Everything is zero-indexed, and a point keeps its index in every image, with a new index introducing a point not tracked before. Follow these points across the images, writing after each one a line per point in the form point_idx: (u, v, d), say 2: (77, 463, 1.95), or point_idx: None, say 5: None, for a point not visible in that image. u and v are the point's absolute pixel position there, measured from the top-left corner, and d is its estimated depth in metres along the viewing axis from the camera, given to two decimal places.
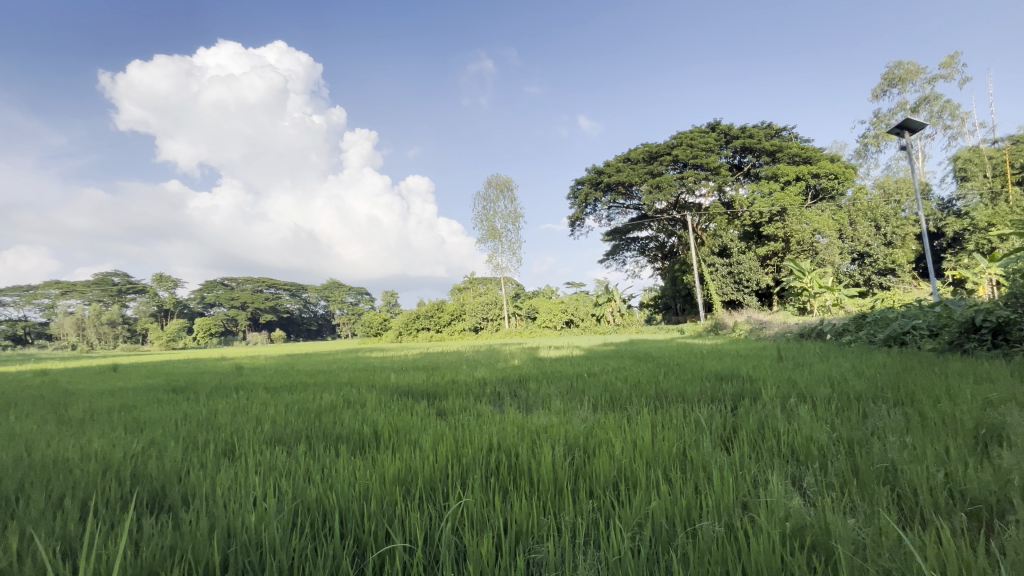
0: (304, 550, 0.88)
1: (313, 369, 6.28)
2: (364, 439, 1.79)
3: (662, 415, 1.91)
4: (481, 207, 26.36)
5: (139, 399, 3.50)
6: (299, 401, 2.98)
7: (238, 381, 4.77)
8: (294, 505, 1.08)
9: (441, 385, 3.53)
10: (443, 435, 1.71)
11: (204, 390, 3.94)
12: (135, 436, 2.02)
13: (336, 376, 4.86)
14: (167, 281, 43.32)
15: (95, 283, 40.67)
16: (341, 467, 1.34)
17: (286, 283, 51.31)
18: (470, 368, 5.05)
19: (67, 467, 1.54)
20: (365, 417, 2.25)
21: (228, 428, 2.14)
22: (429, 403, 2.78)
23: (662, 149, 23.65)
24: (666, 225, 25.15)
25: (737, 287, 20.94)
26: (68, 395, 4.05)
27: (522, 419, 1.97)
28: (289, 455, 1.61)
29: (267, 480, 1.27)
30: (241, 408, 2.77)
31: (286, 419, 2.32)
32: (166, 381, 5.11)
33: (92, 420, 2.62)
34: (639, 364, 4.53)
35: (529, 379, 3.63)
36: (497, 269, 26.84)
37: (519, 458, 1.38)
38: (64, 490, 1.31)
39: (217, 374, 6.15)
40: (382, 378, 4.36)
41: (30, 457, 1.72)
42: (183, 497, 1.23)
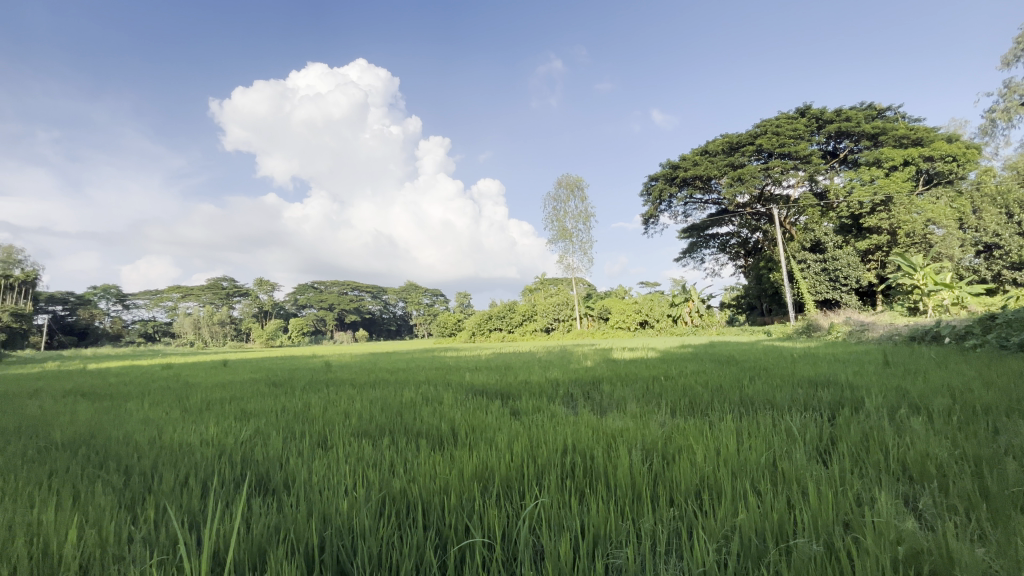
0: (391, 538, 0.93)
1: (395, 367, 6.62)
2: (444, 436, 1.86)
3: (747, 422, 1.79)
4: (552, 208, 26.34)
5: (246, 391, 3.94)
6: (382, 396, 3.18)
7: (329, 377, 5.18)
8: (380, 495, 1.15)
9: (514, 385, 3.58)
10: (518, 435, 1.73)
11: (299, 384, 4.33)
12: (243, 424, 2.26)
13: (415, 373, 5.12)
14: (267, 285, 47.81)
15: (208, 288, 45.77)
16: (426, 461, 1.40)
17: (368, 286, 54.51)
18: (543, 369, 5.03)
19: (191, 449, 1.76)
20: (443, 414, 2.33)
21: (320, 420, 2.31)
22: (504, 402, 2.82)
23: (744, 139, 22.27)
24: (750, 219, 23.54)
25: (833, 285, 19.15)
26: (190, 386, 4.62)
27: (596, 421, 1.94)
28: (375, 447, 1.71)
29: (357, 470, 1.36)
30: (333, 402, 3.02)
31: (371, 413, 2.47)
32: (268, 375, 5.64)
33: (208, 408, 2.99)
34: (722, 368, 4.27)
35: (603, 381, 3.57)
36: (568, 269, 26.60)
37: (596, 460, 1.35)
38: (189, 470, 1.49)
39: (310, 369, 6.68)
40: (458, 377, 4.50)
41: (160, 440, 1.98)
42: (284, 483, 1.35)
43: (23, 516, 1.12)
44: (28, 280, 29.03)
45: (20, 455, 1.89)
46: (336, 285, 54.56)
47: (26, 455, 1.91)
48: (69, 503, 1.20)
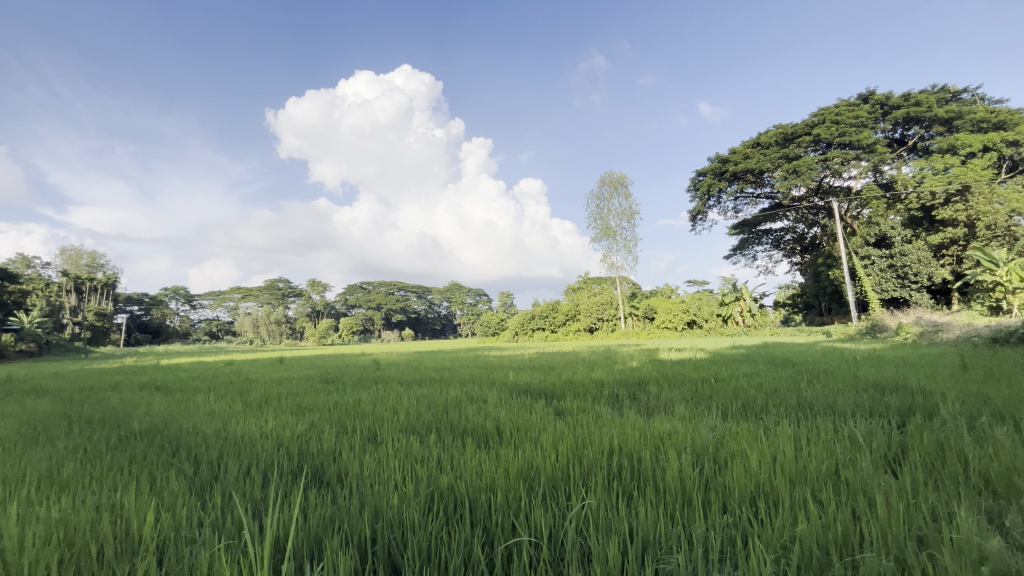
0: (440, 533, 0.95)
1: (440, 365, 6.72)
2: (489, 434, 1.88)
3: (805, 428, 1.70)
4: (595, 206, 26.02)
5: (301, 387, 4.14)
6: (429, 394, 3.26)
7: (377, 374, 5.35)
8: (428, 490, 1.17)
9: (559, 385, 3.55)
10: (563, 435, 1.72)
11: (350, 382, 4.50)
12: (299, 418, 2.37)
13: (461, 372, 5.19)
14: (319, 285, 49.92)
15: (265, 288, 48.34)
16: (474, 458, 1.43)
17: (414, 286, 55.81)
18: (587, 369, 4.96)
19: (252, 441, 1.87)
20: (488, 413, 2.36)
21: (369, 416, 2.40)
22: (547, 402, 2.81)
23: (800, 129, 21.15)
24: (807, 214, 22.32)
25: (901, 282, 17.84)
26: (249, 382, 4.89)
27: (643, 423, 1.91)
28: (423, 443, 1.75)
29: (406, 466, 1.39)
30: (382, 399, 3.12)
31: (418, 410, 2.53)
32: (320, 373, 5.88)
33: (268, 402, 3.17)
34: (777, 370, 4.06)
35: (649, 382, 3.48)
36: (612, 268, 26.17)
37: (644, 462, 1.33)
38: (251, 460, 1.58)
39: (360, 367, 6.90)
40: (502, 376, 4.53)
41: (227, 431, 2.12)
42: (337, 476, 1.41)
43: (107, 499, 1.22)
44: (109, 283, 31.69)
45: (106, 442, 2.07)
46: (383, 285, 56.21)
47: (109, 442, 2.08)
48: (148, 488, 1.31)
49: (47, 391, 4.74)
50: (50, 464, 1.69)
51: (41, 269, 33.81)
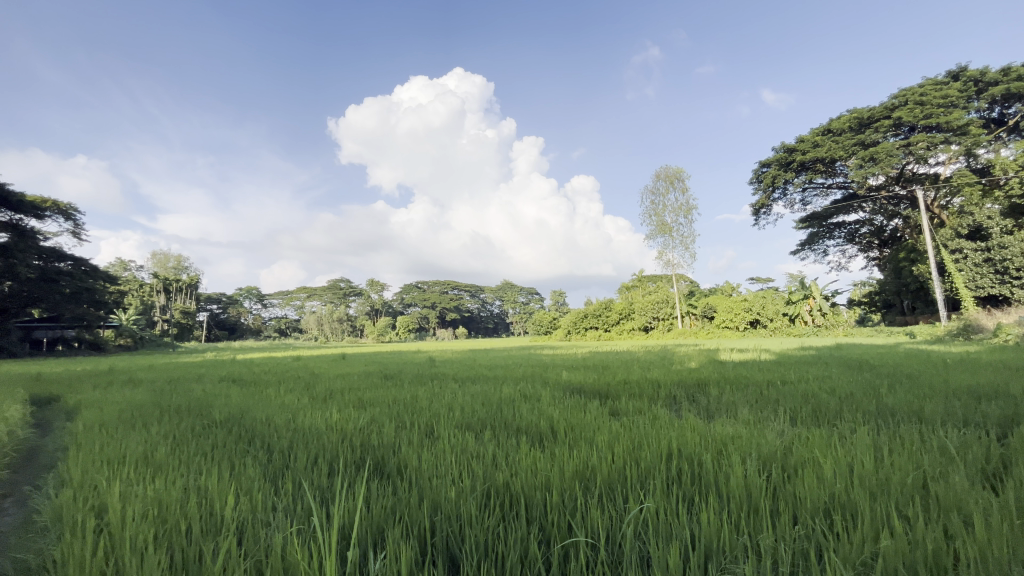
0: (497, 530, 0.95)
1: (495, 363, 6.79)
2: (543, 433, 1.88)
3: (886, 436, 1.57)
4: (650, 201, 25.31)
5: (363, 382, 4.35)
6: (484, 392, 3.31)
7: (433, 371, 5.50)
8: (484, 486, 1.19)
9: (615, 385, 3.49)
10: (619, 436, 1.69)
11: (407, 378, 4.66)
12: (361, 412, 2.48)
13: (514, 371, 5.23)
14: (377, 285, 51.87)
15: (328, 288, 50.86)
16: (528, 455, 1.43)
17: (468, 285, 56.76)
18: (644, 369, 4.83)
19: (318, 432, 1.98)
20: (541, 412, 2.35)
21: (425, 412, 2.46)
22: (602, 402, 2.77)
23: (878, 113, 19.51)
24: (886, 204, 20.56)
25: (999, 279, 15.87)
26: (315, 377, 5.19)
27: (704, 426, 1.84)
28: (478, 440, 1.78)
29: (463, 461, 1.42)
30: (438, 395, 3.20)
31: (474, 407, 2.58)
32: (379, 369, 6.10)
33: (331, 396, 3.35)
34: (856, 373, 3.77)
35: (710, 384, 3.34)
36: (668, 266, 25.32)
37: (705, 467, 1.27)
38: (318, 451, 1.67)
39: (417, 364, 7.10)
40: (556, 375, 4.52)
41: (296, 422, 2.26)
42: (398, 468, 1.46)
43: (193, 482, 1.34)
44: (193, 283, 34.55)
45: (193, 429, 2.27)
46: (438, 285, 57.59)
47: (194, 430, 2.28)
48: (228, 473, 1.42)
49: (143, 383, 5.24)
50: (146, 448, 1.88)
51: (136, 271, 37.41)
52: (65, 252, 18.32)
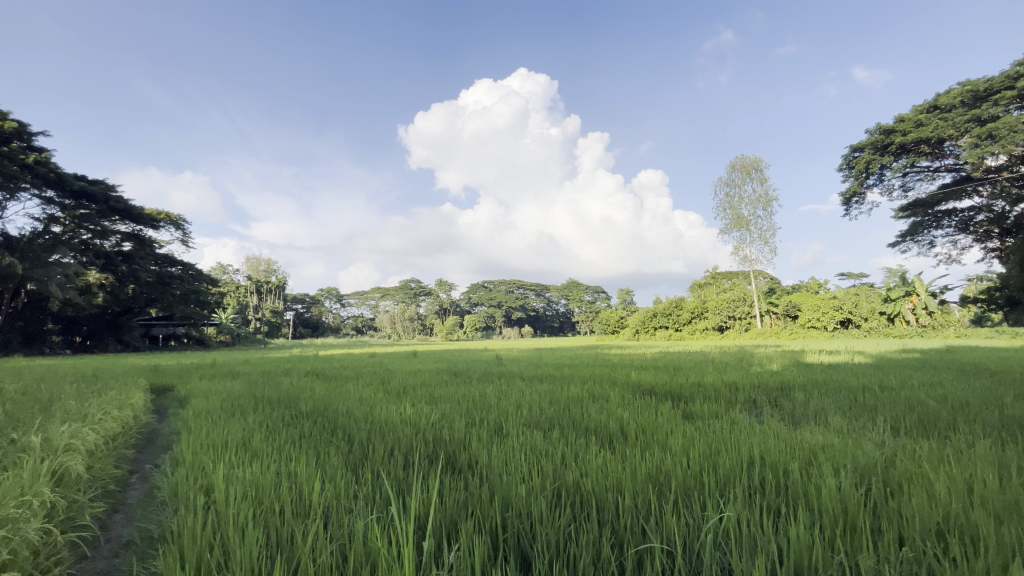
0: (568, 531, 0.94)
1: (562, 363, 6.72)
2: (612, 434, 1.84)
3: (1016, 453, 1.37)
4: (725, 194, 23.97)
5: (433, 379, 4.50)
6: (552, 390, 3.31)
7: (500, 370, 5.56)
8: (555, 485, 1.19)
9: (687, 387, 3.36)
10: (692, 439, 1.63)
11: (475, 375, 4.77)
12: (432, 408, 2.58)
13: (582, 370, 5.17)
14: (445, 284, 53.27)
15: (400, 288, 53.10)
16: (598, 455, 1.42)
17: (533, 285, 56.86)
18: (720, 371, 4.57)
19: (392, 426, 2.08)
20: (610, 412, 2.32)
21: (494, 409, 2.50)
22: (675, 404, 2.66)
23: (997, 84, 17.14)
24: (1009, 187, 18.01)
25: None
26: (390, 372, 5.44)
27: (789, 432, 1.71)
28: (547, 438, 1.78)
29: (533, 460, 1.42)
30: (506, 393, 3.25)
31: (542, 406, 2.59)
32: (447, 366, 6.28)
33: (404, 392, 3.51)
34: (975, 379, 3.33)
35: (794, 389, 3.11)
36: (745, 261, 23.82)
37: (792, 477, 1.18)
38: (393, 443, 1.75)
39: (486, 362, 7.19)
40: (625, 375, 4.43)
41: (372, 416, 2.39)
42: (469, 463, 1.50)
43: (284, 467, 1.45)
44: (280, 285, 37.45)
45: (283, 419, 2.48)
46: (504, 284, 58.15)
47: (285, 419, 2.49)
48: (314, 460, 1.53)
49: (239, 375, 5.76)
50: (244, 434, 2.07)
51: (233, 274, 41.29)
52: (173, 258, 20.52)
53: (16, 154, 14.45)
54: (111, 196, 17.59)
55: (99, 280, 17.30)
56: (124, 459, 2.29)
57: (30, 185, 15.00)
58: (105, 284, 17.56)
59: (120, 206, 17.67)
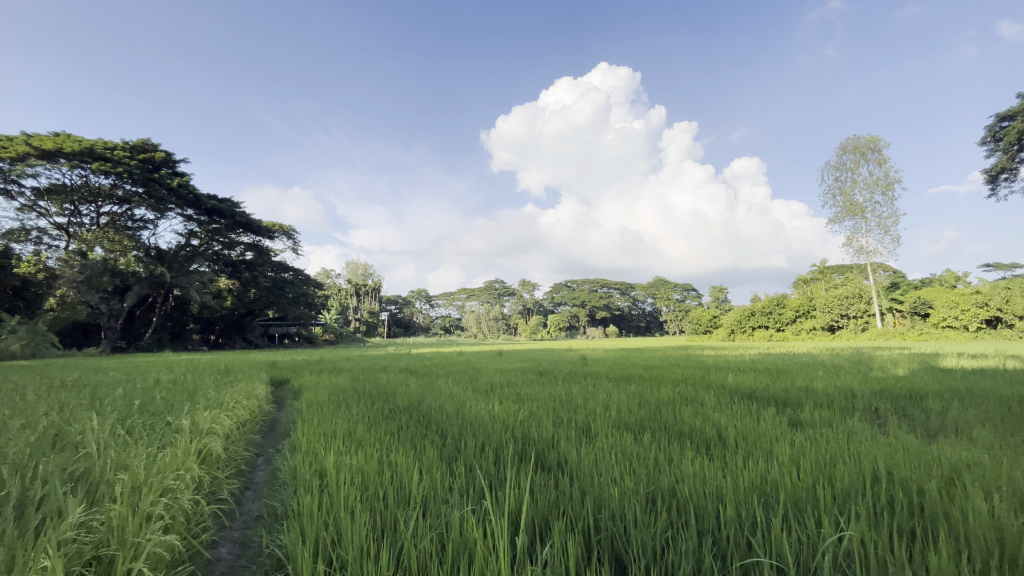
0: (665, 537, 0.91)
1: (650, 364, 6.48)
2: (708, 438, 1.75)
3: None
4: (834, 179, 21.63)
5: (519, 377, 4.59)
6: (640, 391, 3.22)
7: (586, 369, 5.53)
8: (648, 490, 1.15)
9: (792, 392, 3.08)
10: (802, 449, 1.49)
11: (560, 375, 4.78)
12: (519, 406, 2.62)
13: (672, 371, 4.95)
14: (528, 284, 53.65)
15: (485, 289, 54.46)
16: (695, 461, 1.35)
17: (618, 283, 55.43)
18: (833, 375, 4.11)
19: (481, 422, 2.15)
20: (706, 416, 2.20)
21: (581, 409, 2.48)
22: (779, 410, 2.46)
23: None
24: None
25: None
26: (478, 370, 5.63)
27: (921, 446, 1.50)
28: (637, 441, 1.73)
29: (623, 462, 1.39)
30: (592, 393, 3.22)
31: (630, 408, 2.52)
32: (533, 365, 6.34)
33: (492, 389, 3.61)
34: None
35: (928, 397, 2.72)
36: (861, 253, 21.25)
37: (929, 496, 1.04)
38: (482, 439, 1.80)
39: (570, 362, 7.13)
40: (720, 377, 4.19)
41: (462, 411, 2.49)
42: (558, 462, 1.50)
43: (385, 457, 1.56)
44: (376, 287, 40.20)
45: (382, 412, 2.67)
46: (588, 283, 57.31)
47: (385, 412, 2.68)
48: (412, 451, 1.62)
49: (344, 370, 6.29)
50: (350, 424, 2.26)
51: (337, 278, 45.05)
52: (286, 265, 22.80)
53: (164, 179, 16.85)
54: (236, 212, 19.92)
55: (227, 285, 20.31)
56: (253, 442, 2.62)
57: (175, 205, 17.49)
58: (232, 289, 20.49)
59: (244, 220, 19.98)
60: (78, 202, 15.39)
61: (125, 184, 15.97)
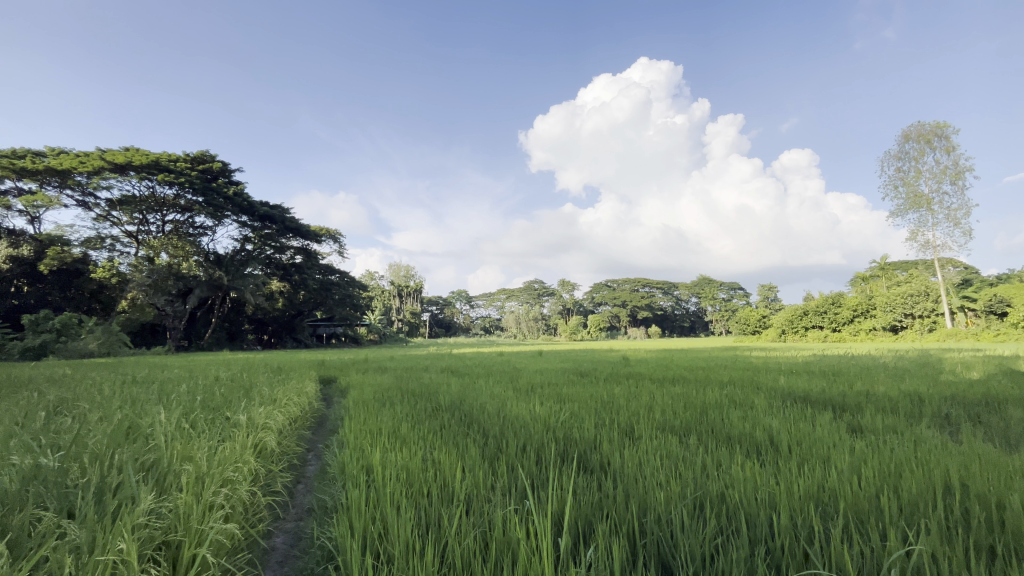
0: (714, 544, 0.88)
1: (696, 365, 6.25)
2: (760, 444, 1.67)
3: None
4: (896, 169, 20.23)
5: (559, 378, 4.57)
6: (686, 394, 3.13)
7: (628, 370, 5.41)
8: (695, 496, 1.12)
9: (851, 396, 2.90)
10: (863, 457, 1.40)
11: (602, 376, 4.71)
12: (561, 407, 2.60)
13: (719, 373, 4.77)
14: (568, 284, 53.25)
15: (525, 289, 54.46)
16: (746, 466, 1.30)
17: (660, 283, 54.09)
18: (899, 379, 3.84)
19: (521, 422, 2.15)
20: (755, 419, 2.11)
21: (624, 410, 2.44)
22: (837, 415, 2.31)
23: None
24: None
25: None
26: (519, 371, 5.63)
27: (1000, 457, 1.37)
28: (683, 444, 1.68)
29: (669, 465, 1.36)
30: (635, 394, 3.15)
31: (675, 410, 2.45)
32: (574, 366, 6.27)
33: (533, 390, 3.61)
34: None
35: (1008, 404, 2.49)
36: (926, 248, 19.80)
37: (1013, 511, 0.95)
38: (524, 440, 1.80)
39: (612, 363, 7.00)
40: (771, 380, 4.00)
41: (503, 411, 2.50)
42: (601, 464, 1.48)
43: (429, 455, 1.59)
44: (418, 288, 41.04)
45: (425, 410, 2.72)
46: (629, 283, 56.21)
47: (428, 410, 2.73)
48: (454, 449, 1.65)
49: (388, 370, 6.44)
50: (394, 422, 2.32)
51: (380, 279, 46.29)
52: (333, 268, 23.66)
53: (221, 188, 17.85)
54: (286, 218, 20.82)
55: (279, 288, 21.10)
56: (304, 437, 2.74)
57: (231, 212, 18.50)
58: (283, 291, 21.29)
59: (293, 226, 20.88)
60: (146, 211, 16.57)
61: (186, 194, 17.04)
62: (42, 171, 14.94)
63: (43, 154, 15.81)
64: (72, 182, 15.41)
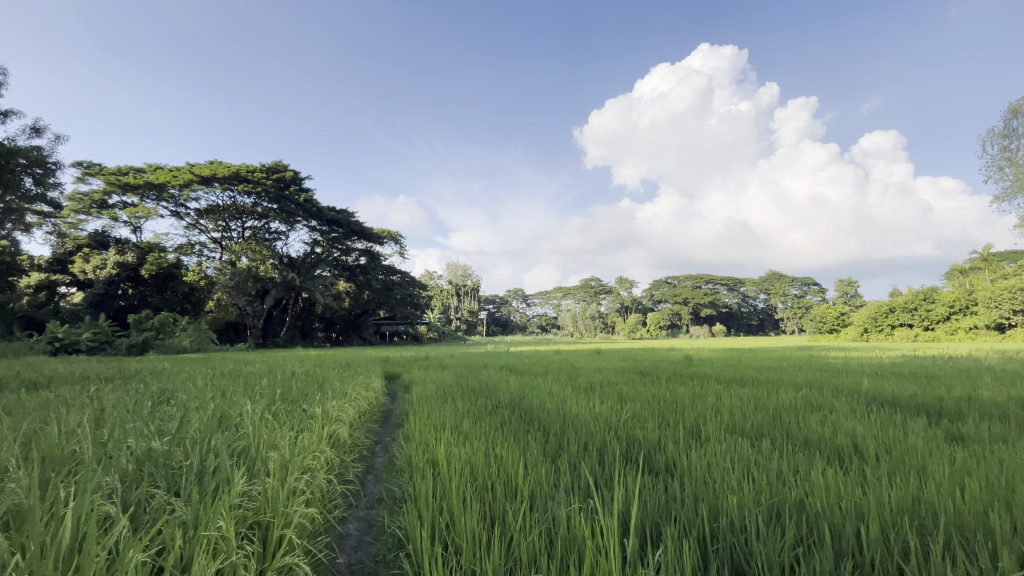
0: (794, 555, 0.83)
1: (768, 366, 5.85)
2: (843, 450, 1.55)
3: None
4: (1001, 148, 18.01)
5: (620, 376, 4.48)
6: (755, 395, 2.97)
7: (692, 370, 5.19)
8: (772, 501, 1.06)
9: (949, 401, 2.62)
10: (967, 468, 1.26)
11: (664, 375, 4.57)
12: (622, 406, 2.55)
13: (793, 374, 4.47)
14: (626, 282, 51.91)
15: (581, 287, 53.82)
16: (828, 473, 1.21)
17: (725, 279, 51.53)
18: (1007, 383, 3.41)
19: (582, 420, 2.14)
20: (837, 424, 1.96)
21: (689, 412, 2.35)
22: (932, 421, 2.10)
23: None
24: None
25: None
26: (576, 369, 5.56)
27: None
28: (755, 447, 1.60)
29: (740, 468, 1.30)
30: (700, 394, 3.03)
31: (744, 412, 2.33)
32: (634, 365, 6.09)
33: (592, 389, 3.56)
34: None
35: None
36: None
37: None
38: (586, 438, 1.78)
39: (675, 363, 6.72)
40: (853, 382, 3.70)
41: (563, 409, 2.49)
42: (667, 465, 1.44)
43: (491, 450, 1.61)
44: (475, 287, 41.69)
45: (485, 407, 2.76)
46: (691, 279, 54.00)
47: (488, 407, 2.77)
48: (516, 446, 1.66)
49: (447, 367, 6.57)
50: (456, 418, 2.38)
51: (439, 279, 47.46)
52: (394, 268, 24.59)
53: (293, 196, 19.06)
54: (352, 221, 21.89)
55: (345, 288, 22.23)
56: (371, 430, 2.87)
57: (302, 218, 19.71)
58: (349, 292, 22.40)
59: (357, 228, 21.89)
60: (228, 219, 18.04)
61: (262, 202, 18.35)
62: (142, 186, 16.68)
63: (143, 169, 17.60)
64: (167, 194, 17.10)
